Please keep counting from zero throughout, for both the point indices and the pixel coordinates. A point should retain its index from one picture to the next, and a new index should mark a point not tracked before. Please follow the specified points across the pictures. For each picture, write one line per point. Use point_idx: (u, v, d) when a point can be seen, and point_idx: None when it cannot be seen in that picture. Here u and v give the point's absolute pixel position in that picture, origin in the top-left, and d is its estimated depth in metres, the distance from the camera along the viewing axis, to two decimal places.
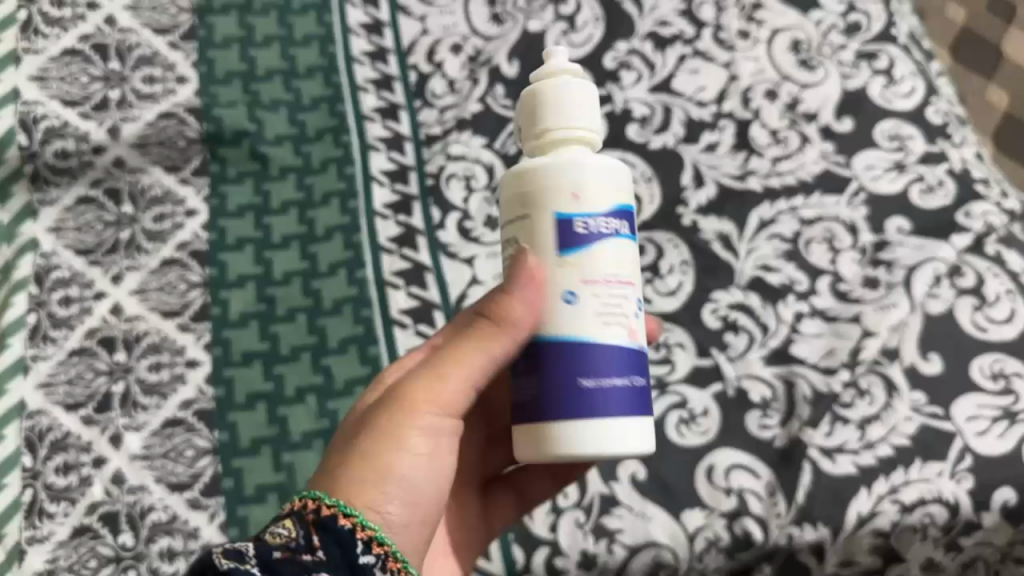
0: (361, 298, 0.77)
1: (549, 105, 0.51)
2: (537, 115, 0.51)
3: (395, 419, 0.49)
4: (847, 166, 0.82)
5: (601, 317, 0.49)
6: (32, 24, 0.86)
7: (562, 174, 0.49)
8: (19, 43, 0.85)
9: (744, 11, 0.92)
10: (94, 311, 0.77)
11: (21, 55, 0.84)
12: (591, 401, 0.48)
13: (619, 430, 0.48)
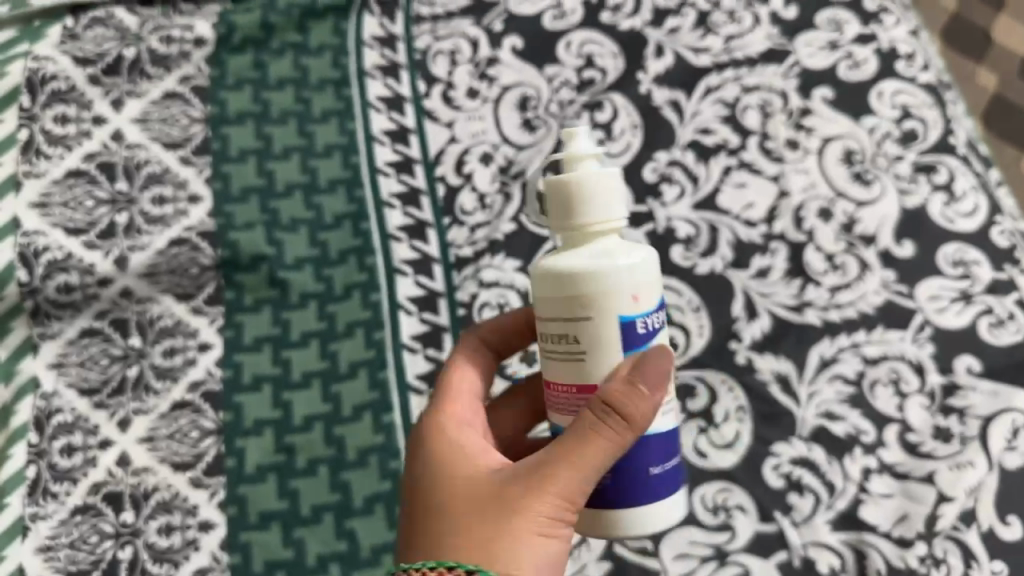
0: (387, 448, 0.70)
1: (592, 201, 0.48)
2: (574, 207, 0.49)
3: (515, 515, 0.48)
4: (910, 296, 0.77)
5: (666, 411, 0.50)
6: (33, 144, 0.80)
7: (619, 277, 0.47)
8: (19, 166, 0.79)
9: (791, 118, 0.88)
10: (98, 461, 0.71)
11: (21, 180, 0.78)
12: (654, 487, 0.49)
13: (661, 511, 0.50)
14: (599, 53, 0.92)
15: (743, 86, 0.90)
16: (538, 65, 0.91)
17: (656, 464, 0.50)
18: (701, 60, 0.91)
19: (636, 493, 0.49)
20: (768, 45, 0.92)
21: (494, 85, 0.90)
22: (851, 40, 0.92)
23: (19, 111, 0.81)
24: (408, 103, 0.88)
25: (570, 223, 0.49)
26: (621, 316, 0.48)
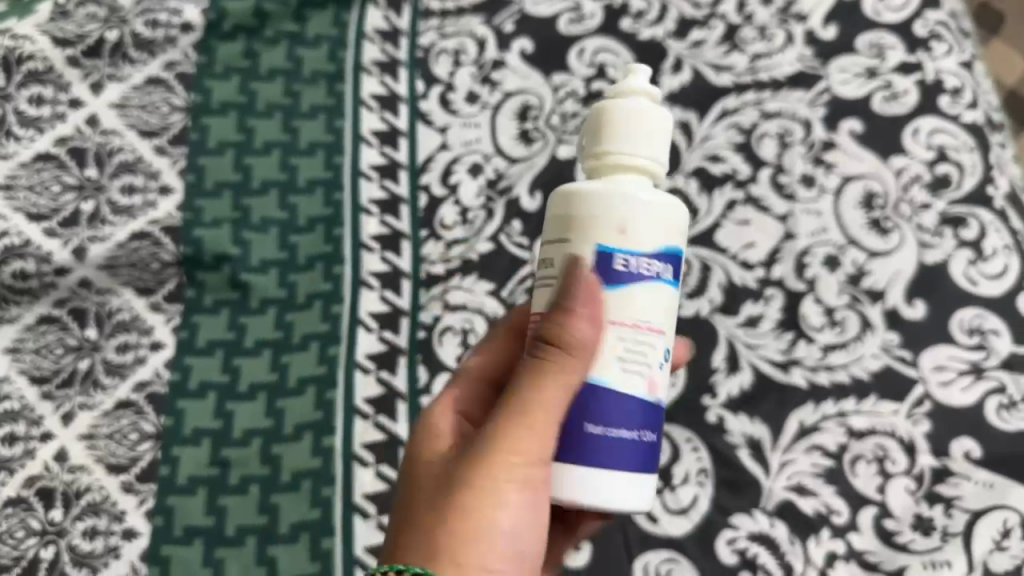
0: (323, 472, 0.68)
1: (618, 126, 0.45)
2: (600, 131, 0.46)
3: (479, 479, 0.44)
4: (913, 364, 0.69)
5: (622, 365, 0.44)
6: (6, 125, 0.78)
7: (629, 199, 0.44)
8: None
9: (811, 151, 0.80)
10: (38, 454, 0.69)
11: None
12: (608, 449, 0.44)
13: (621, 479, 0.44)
14: (612, 64, 0.86)
15: (763, 111, 0.82)
16: (546, 72, 0.86)
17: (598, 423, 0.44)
18: (722, 79, 0.84)
19: (585, 454, 0.44)
20: (798, 67, 0.84)
21: (495, 91, 0.85)
22: (892, 69, 0.84)
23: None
24: (402, 104, 0.84)
25: (594, 150, 0.46)
26: (603, 246, 0.44)
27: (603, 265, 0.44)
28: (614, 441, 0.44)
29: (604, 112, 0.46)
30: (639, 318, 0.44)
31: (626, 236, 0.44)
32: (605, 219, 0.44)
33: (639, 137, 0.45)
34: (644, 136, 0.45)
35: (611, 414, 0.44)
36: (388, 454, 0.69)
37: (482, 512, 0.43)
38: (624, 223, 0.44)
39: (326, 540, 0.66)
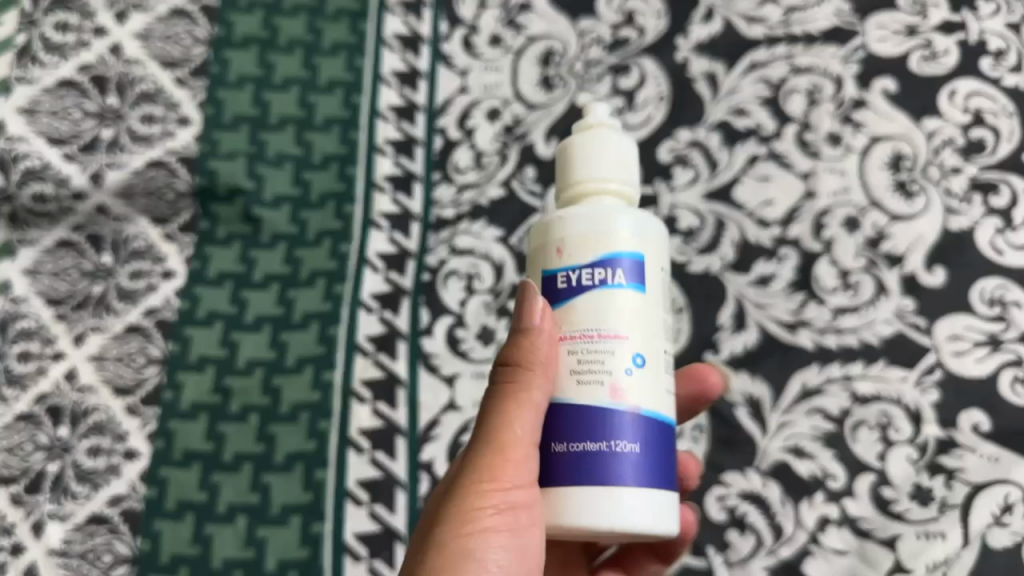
0: (321, 406, 0.69)
1: (580, 158, 0.45)
2: (565, 168, 0.46)
3: (465, 506, 0.43)
4: (927, 332, 0.67)
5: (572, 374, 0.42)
6: (29, 52, 0.79)
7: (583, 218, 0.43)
8: (12, 71, 0.78)
9: (840, 109, 0.77)
10: (49, 372, 0.71)
11: (12, 86, 0.78)
12: (604, 466, 0.41)
13: (634, 499, 0.40)
14: (641, 11, 0.83)
15: (793, 66, 0.79)
16: (572, 17, 0.83)
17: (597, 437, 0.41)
18: (754, 31, 0.81)
19: (580, 471, 0.41)
20: (834, 22, 0.81)
21: (519, 35, 0.83)
22: (934, 27, 0.80)
23: (20, 15, 0.80)
24: (425, 45, 0.83)
25: (564, 185, 0.46)
26: (546, 269, 0.44)
27: (547, 287, 0.44)
28: (581, 455, 0.41)
29: (567, 149, 0.46)
30: (624, 330, 0.42)
31: (611, 243, 0.43)
32: (589, 230, 0.43)
33: (604, 159, 0.45)
34: (609, 159, 0.45)
35: (627, 430, 0.41)
36: (386, 393, 0.69)
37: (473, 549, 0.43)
38: (561, 245, 0.43)
39: (319, 472, 0.67)
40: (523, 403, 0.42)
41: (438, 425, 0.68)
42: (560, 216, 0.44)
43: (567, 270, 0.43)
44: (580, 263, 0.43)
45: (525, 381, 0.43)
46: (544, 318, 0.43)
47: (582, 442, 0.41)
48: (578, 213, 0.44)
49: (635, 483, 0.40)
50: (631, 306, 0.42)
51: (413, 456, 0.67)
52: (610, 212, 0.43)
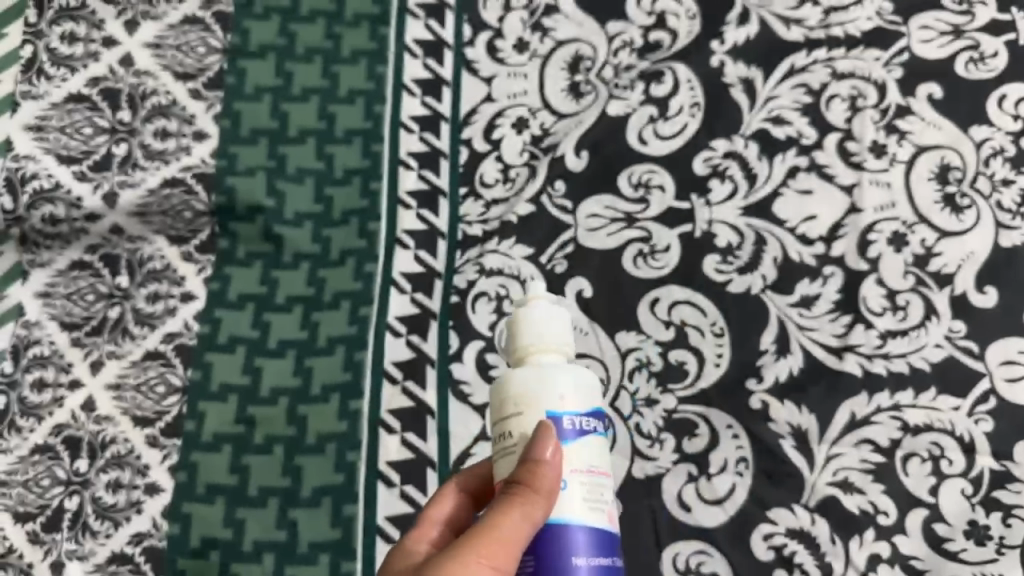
0: (349, 437, 0.66)
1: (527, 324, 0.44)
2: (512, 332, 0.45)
3: None
4: (980, 357, 0.64)
5: (587, 500, 0.42)
6: (36, 63, 0.76)
7: (546, 376, 0.43)
8: (19, 86, 0.75)
9: (883, 116, 0.74)
10: (66, 402, 0.69)
11: (19, 101, 0.75)
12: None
13: None
14: (673, 12, 0.79)
15: (834, 71, 0.75)
16: (601, 20, 0.80)
17: (571, 552, 0.41)
18: (793, 34, 0.77)
19: None
20: (877, 23, 0.77)
21: (546, 39, 0.80)
22: (982, 27, 0.76)
23: (25, 26, 0.77)
24: (448, 50, 0.80)
25: (512, 348, 0.45)
26: (549, 412, 0.42)
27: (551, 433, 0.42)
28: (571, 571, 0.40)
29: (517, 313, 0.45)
30: (582, 465, 0.42)
31: (567, 400, 0.43)
32: (540, 392, 0.43)
33: (552, 326, 0.44)
34: (559, 332, 0.44)
35: (587, 546, 0.41)
36: (415, 423, 0.66)
37: None
38: (563, 393, 0.43)
39: (347, 507, 0.65)
40: (524, 518, 0.40)
41: (472, 456, 0.65)
42: (507, 379, 0.44)
43: (524, 426, 0.43)
44: (580, 410, 0.43)
45: (526, 495, 0.41)
46: (552, 448, 0.41)
47: (547, 555, 0.41)
48: (524, 377, 0.43)
49: None
50: (588, 444, 0.42)
51: None
52: (558, 374, 0.43)
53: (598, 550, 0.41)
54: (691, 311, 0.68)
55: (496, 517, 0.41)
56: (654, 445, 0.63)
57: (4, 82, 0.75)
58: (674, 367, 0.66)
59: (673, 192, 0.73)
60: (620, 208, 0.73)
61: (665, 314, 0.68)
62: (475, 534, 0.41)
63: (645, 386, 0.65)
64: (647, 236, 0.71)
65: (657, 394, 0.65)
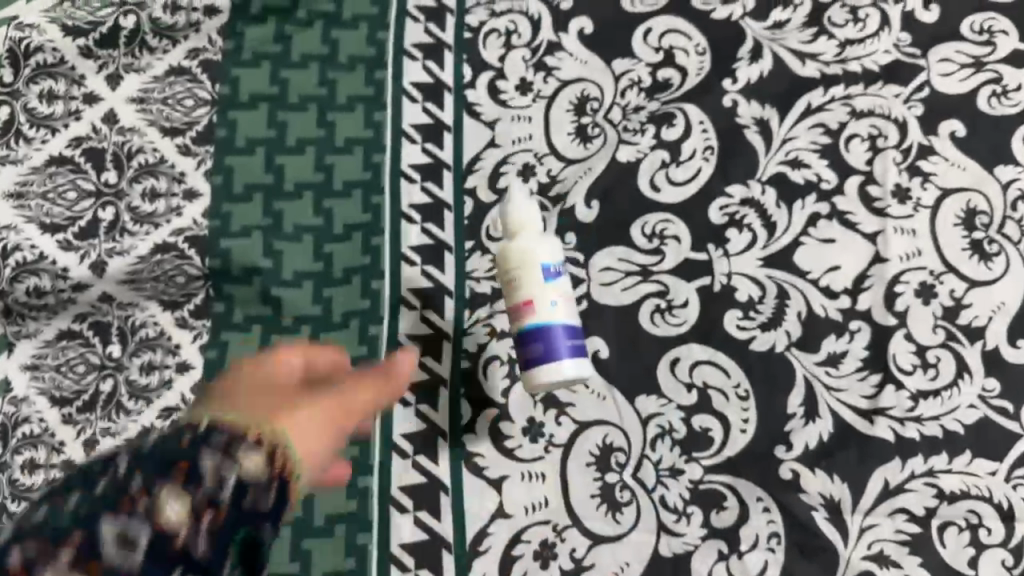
0: (359, 517, 0.63)
1: (518, 257, 0.62)
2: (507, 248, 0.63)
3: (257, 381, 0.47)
4: (1016, 417, 0.61)
5: (569, 309, 0.62)
6: (15, 124, 0.73)
7: (533, 250, 0.62)
8: None
9: (905, 158, 0.70)
10: (60, 484, 0.66)
11: None
12: (554, 343, 0.61)
13: (572, 365, 0.61)
14: (681, 47, 0.76)
15: (853, 109, 0.72)
16: (606, 58, 0.76)
17: (559, 328, 0.61)
18: (808, 70, 0.73)
19: (539, 339, 0.61)
20: (896, 55, 0.73)
21: (550, 78, 0.76)
22: (1004, 58, 0.72)
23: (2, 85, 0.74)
24: (448, 93, 0.76)
25: (504, 257, 0.63)
26: (545, 264, 0.62)
27: (544, 272, 0.62)
28: (553, 330, 0.61)
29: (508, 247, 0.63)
30: (569, 293, 0.63)
31: (550, 258, 0.62)
32: (535, 257, 0.62)
33: (533, 253, 0.62)
34: (536, 236, 0.63)
35: (563, 331, 0.61)
36: (428, 500, 0.63)
37: (318, 413, 0.46)
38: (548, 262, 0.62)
39: None
40: (361, 385, 0.53)
41: (489, 534, 0.62)
42: (508, 248, 0.63)
43: (526, 284, 0.62)
44: (557, 261, 0.62)
45: (380, 384, 0.54)
46: (403, 362, 0.57)
47: (541, 337, 0.61)
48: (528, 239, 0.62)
49: (567, 358, 0.61)
50: (566, 284, 0.63)
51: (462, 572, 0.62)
52: (541, 245, 0.62)
53: (572, 335, 0.61)
54: (714, 372, 0.65)
55: (314, 367, 0.52)
56: (681, 520, 0.61)
57: None
58: (698, 434, 0.63)
59: (689, 242, 0.69)
60: (634, 261, 0.69)
61: (686, 377, 0.65)
62: (281, 360, 0.50)
63: (668, 455, 0.63)
64: (664, 291, 0.68)
65: (681, 464, 0.62)
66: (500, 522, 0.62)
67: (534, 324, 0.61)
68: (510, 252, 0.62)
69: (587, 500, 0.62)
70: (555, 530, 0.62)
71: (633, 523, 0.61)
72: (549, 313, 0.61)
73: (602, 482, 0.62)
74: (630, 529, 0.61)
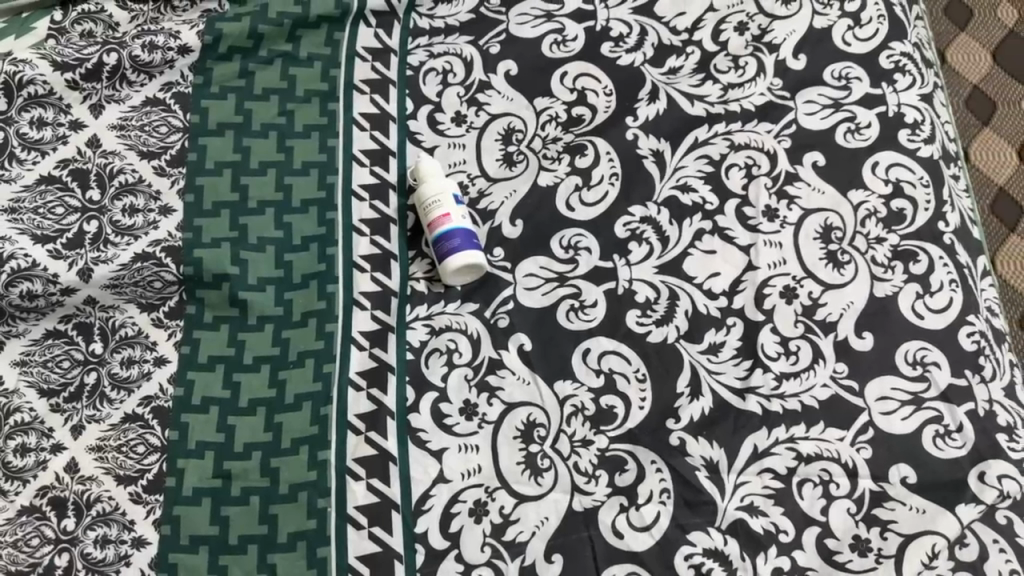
0: (318, 485, 0.73)
1: (430, 179, 0.83)
2: (419, 176, 0.84)
3: None
4: (859, 393, 0.75)
5: (468, 220, 0.82)
6: (8, 149, 0.83)
7: (440, 176, 0.84)
8: None
9: (775, 183, 0.84)
10: (49, 465, 0.74)
11: None
12: (459, 238, 0.80)
13: (471, 256, 0.80)
14: (592, 89, 0.90)
15: (732, 143, 0.86)
16: (529, 96, 0.90)
17: (463, 229, 0.81)
18: (696, 109, 0.88)
19: (450, 235, 0.81)
20: (769, 97, 0.88)
21: (481, 112, 0.90)
22: (857, 101, 0.87)
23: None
24: (393, 123, 0.89)
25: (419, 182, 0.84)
26: (453, 194, 0.83)
27: (454, 199, 0.83)
28: (459, 231, 0.81)
29: (421, 174, 0.84)
30: (467, 214, 0.83)
31: (451, 188, 0.83)
32: (442, 181, 0.83)
33: (440, 177, 0.84)
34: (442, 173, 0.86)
35: (465, 232, 0.81)
36: (378, 470, 0.74)
37: None
38: (453, 190, 0.83)
39: (321, 549, 0.71)
40: None
41: (430, 497, 0.73)
42: (420, 168, 0.84)
43: (435, 194, 0.83)
44: (459, 194, 0.84)
45: None
46: None
47: (453, 232, 0.81)
48: (441, 179, 0.84)
49: (469, 249, 0.80)
50: (466, 210, 0.84)
51: (409, 530, 0.72)
52: (444, 179, 0.84)
53: (471, 236, 0.81)
54: (618, 360, 0.78)
55: None
56: (590, 481, 0.73)
57: None
58: (605, 411, 0.76)
59: (598, 253, 0.82)
60: (553, 269, 0.82)
61: (595, 364, 0.77)
62: None
63: (581, 429, 0.75)
64: (577, 292, 0.80)
65: (591, 435, 0.75)
66: (440, 487, 0.73)
67: (446, 228, 0.81)
68: (425, 185, 0.83)
69: (513, 466, 0.74)
70: (486, 492, 0.73)
71: (551, 485, 0.73)
72: (460, 219, 0.81)
73: (526, 452, 0.74)
74: (549, 490, 0.73)
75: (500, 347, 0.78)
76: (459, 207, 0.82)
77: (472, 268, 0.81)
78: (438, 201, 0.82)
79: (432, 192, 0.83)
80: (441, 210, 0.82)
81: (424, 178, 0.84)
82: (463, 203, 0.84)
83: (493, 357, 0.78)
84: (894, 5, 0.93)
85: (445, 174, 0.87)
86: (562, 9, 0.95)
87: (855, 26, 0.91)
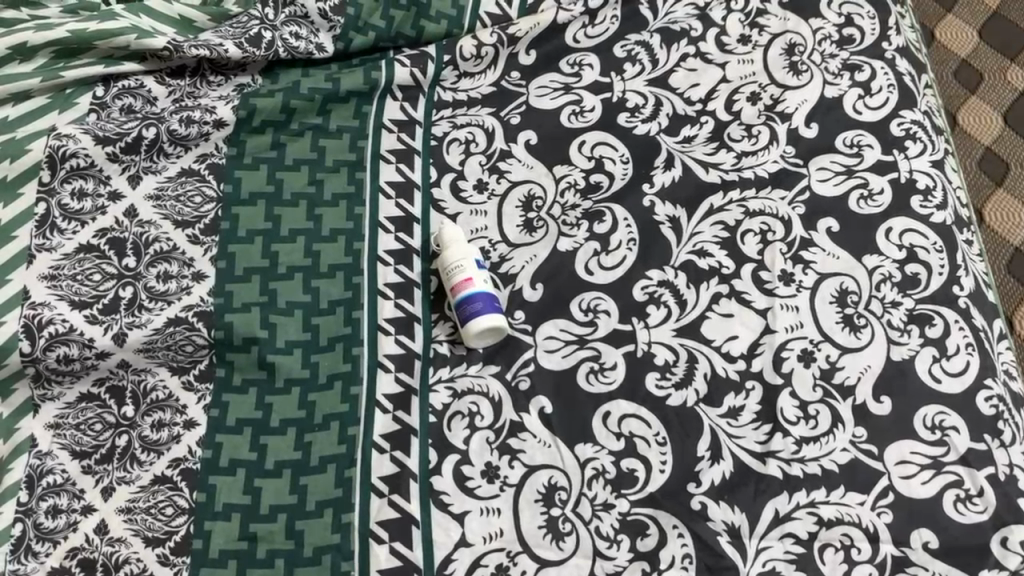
0: (341, 547, 0.74)
1: (454, 245, 0.86)
2: (443, 241, 0.87)
3: None
4: (879, 457, 0.75)
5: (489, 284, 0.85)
6: (49, 218, 0.86)
7: (463, 242, 0.86)
8: (33, 242, 0.84)
9: (790, 249, 0.86)
10: (80, 526, 0.75)
11: (34, 254, 0.84)
12: (480, 302, 0.82)
13: (490, 321, 0.81)
14: (610, 157, 0.93)
15: (746, 210, 0.88)
16: (548, 164, 0.93)
17: (483, 294, 0.83)
18: (710, 176, 0.91)
19: (471, 300, 0.83)
20: (782, 164, 0.91)
21: (502, 180, 0.93)
22: (869, 167, 0.89)
23: (39, 185, 0.87)
24: (417, 191, 0.93)
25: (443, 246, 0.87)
26: (476, 259, 0.86)
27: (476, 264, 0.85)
28: (479, 296, 0.83)
29: (446, 239, 0.87)
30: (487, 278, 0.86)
31: (473, 254, 0.86)
32: (465, 246, 0.86)
33: (463, 243, 0.86)
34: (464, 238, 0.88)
35: (486, 296, 0.83)
36: (401, 532, 0.75)
37: None
38: (476, 256, 0.86)
39: None
40: None
41: (453, 560, 0.74)
42: (445, 234, 0.87)
43: (458, 259, 0.85)
44: (481, 259, 0.87)
45: None
46: None
47: (474, 296, 0.83)
48: (464, 245, 0.86)
49: (489, 313, 0.82)
50: (487, 275, 0.86)
51: None
52: (467, 245, 0.86)
53: (490, 301, 0.83)
54: (638, 423, 0.79)
55: None
56: (612, 546, 0.74)
57: (18, 240, 0.84)
58: (626, 474, 0.77)
59: (617, 316, 0.84)
60: (573, 331, 0.83)
61: (615, 427, 0.79)
62: None
63: (602, 492, 0.76)
64: (597, 355, 0.82)
65: (612, 499, 0.76)
66: (462, 551, 0.74)
67: (469, 293, 0.83)
68: (449, 250, 0.86)
69: (535, 530, 0.75)
70: (508, 556, 0.74)
71: (573, 550, 0.74)
72: (482, 285, 0.84)
73: (548, 516, 0.75)
74: (570, 555, 0.74)
75: (521, 410, 0.80)
76: (480, 273, 0.85)
77: (492, 332, 0.83)
78: (461, 266, 0.84)
79: (454, 257, 0.85)
80: (464, 274, 0.84)
81: (448, 243, 0.86)
82: (485, 268, 0.86)
83: (514, 420, 0.79)
84: (904, 75, 0.95)
85: (467, 240, 0.89)
86: (580, 82, 0.98)
87: (865, 96, 0.94)
